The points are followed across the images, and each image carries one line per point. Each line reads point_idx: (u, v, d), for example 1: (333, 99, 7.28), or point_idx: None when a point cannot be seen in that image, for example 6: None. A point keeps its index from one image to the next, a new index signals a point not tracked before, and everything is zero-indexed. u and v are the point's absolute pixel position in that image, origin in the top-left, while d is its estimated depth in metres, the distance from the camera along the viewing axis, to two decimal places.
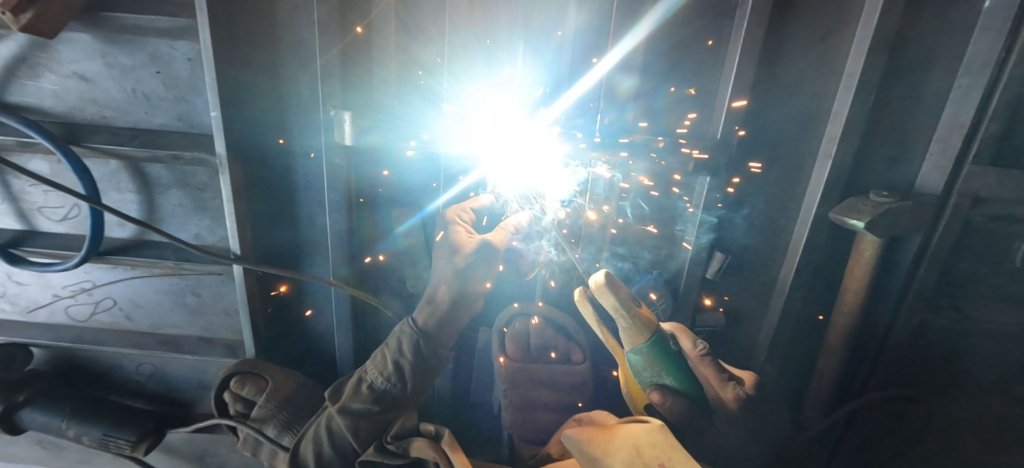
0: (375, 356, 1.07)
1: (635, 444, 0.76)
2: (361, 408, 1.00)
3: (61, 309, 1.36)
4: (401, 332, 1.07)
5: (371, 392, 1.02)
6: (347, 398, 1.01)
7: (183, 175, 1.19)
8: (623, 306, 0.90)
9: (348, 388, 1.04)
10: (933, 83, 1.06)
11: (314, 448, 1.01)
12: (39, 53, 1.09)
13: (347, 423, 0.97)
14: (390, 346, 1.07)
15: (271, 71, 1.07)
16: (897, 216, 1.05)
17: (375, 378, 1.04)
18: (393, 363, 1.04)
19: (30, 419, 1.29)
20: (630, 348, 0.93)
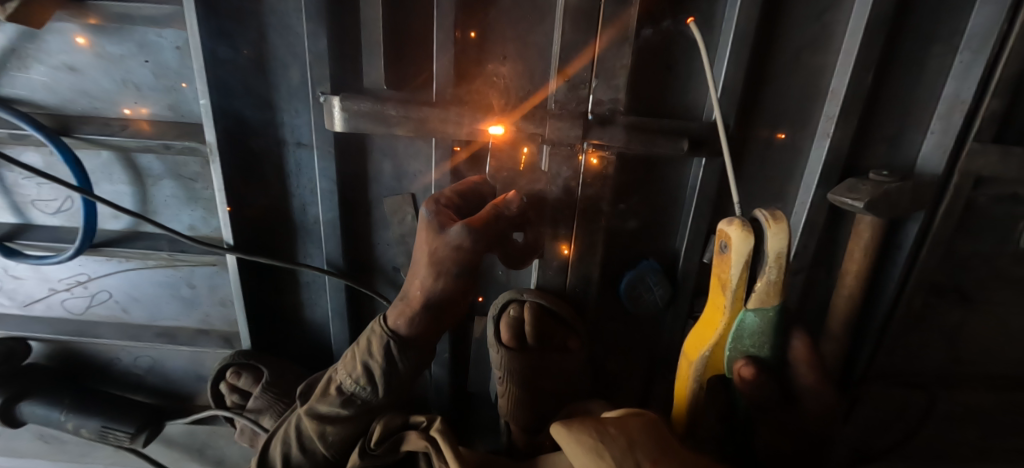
0: (347, 356, 1.05)
1: (628, 436, 0.73)
2: (330, 411, 1.00)
3: (58, 303, 1.36)
4: (372, 331, 1.02)
5: (338, 395, 1.01)
6: (317, 401, 1.02)
7: (174, 165, 1.19)
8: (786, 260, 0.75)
9: (318, 391, 1.04)
10: (932, 60, 1.03)
11: (281, 448, 1.02)
12: (28, 44, 1.06)
13: (315, 426, 0.99)
14: (359, 347, 1.03)
15: (260, 59, 1.06)
16: (896, 195, 1.03)
17: (344, 379, 1.02)
18: (359, 366, 1.00)
19: (28, 411, 1.29)
20: (752, 308, 0.83)
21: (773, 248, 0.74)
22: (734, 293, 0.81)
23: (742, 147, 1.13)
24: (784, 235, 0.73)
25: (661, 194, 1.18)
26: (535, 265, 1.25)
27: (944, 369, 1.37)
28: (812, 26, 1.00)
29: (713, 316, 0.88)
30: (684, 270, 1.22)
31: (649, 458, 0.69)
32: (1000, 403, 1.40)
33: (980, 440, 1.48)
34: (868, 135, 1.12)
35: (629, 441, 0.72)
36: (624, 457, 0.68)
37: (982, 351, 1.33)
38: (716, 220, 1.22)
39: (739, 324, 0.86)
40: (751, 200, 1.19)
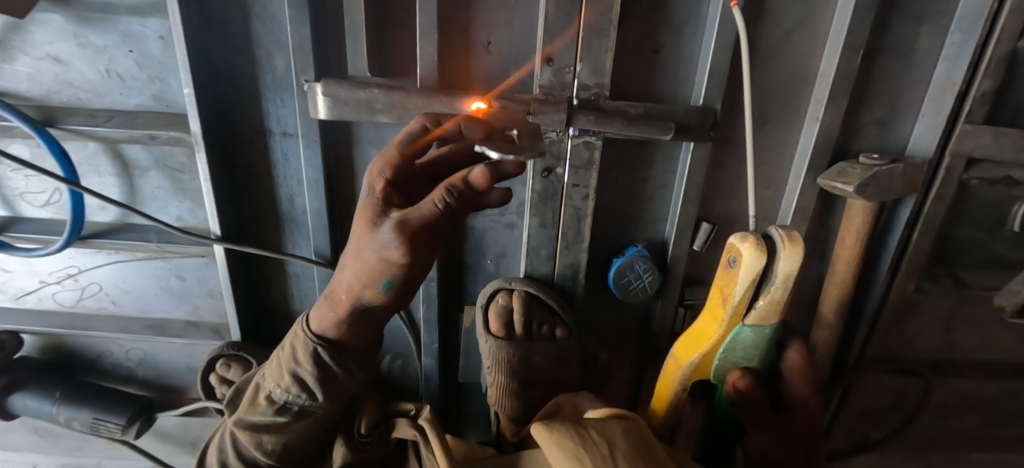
0: (274, 361, 0.93)
1: (606, 436, 0.72)
2: (263, 424, 0.88)
3: (49, 296, 1.36)
4: (298, 335, 0.89)
5: (268, 406, 0.89)
6: (247, 413, 0.90)
7: (161, 156, 1.19)
8: (794, 281, 0.81)
9: (247, 401, 0.92)
10: (923, 41, 1.01)
11: (217, 457, 0.92)
12: (13, 35, 1.07)
13: (250, 437, 0.87)
14: (286, 352, 0.90)
15: (245, 48, 1.06)
16: (888, 178, 1.02)
17: (274, 388, 0.89)
18: (287, 373, 0.88)
19: (20, 404, 1.31)
20: (749, 322, 0.87)
21: (783, 268, 0.79)
22: (737, 307, 0.84)
23: (730, 131, 1.11)
24: (796, 257, 0.79)
25: (647, 182, 1.17)
26: (523, 254, 1.24)
27: (939, 356, 1.35)
28: (802, 6, 0.98)
29: (709, 326, 0.90)
30: (674, 257, 1.22)
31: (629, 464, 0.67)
32: (996, 391, 1.38)
33: (974, 428, 1.47)
34: (859, 118, 1.11)
35: (610, 449, 0.69)
36: (601, 459, 0.67)
37: (977, 338, 1.32)
38: (706, 207, 1.21)
39: (733, 338, 0.90)
40: (741, 186, 1.18)
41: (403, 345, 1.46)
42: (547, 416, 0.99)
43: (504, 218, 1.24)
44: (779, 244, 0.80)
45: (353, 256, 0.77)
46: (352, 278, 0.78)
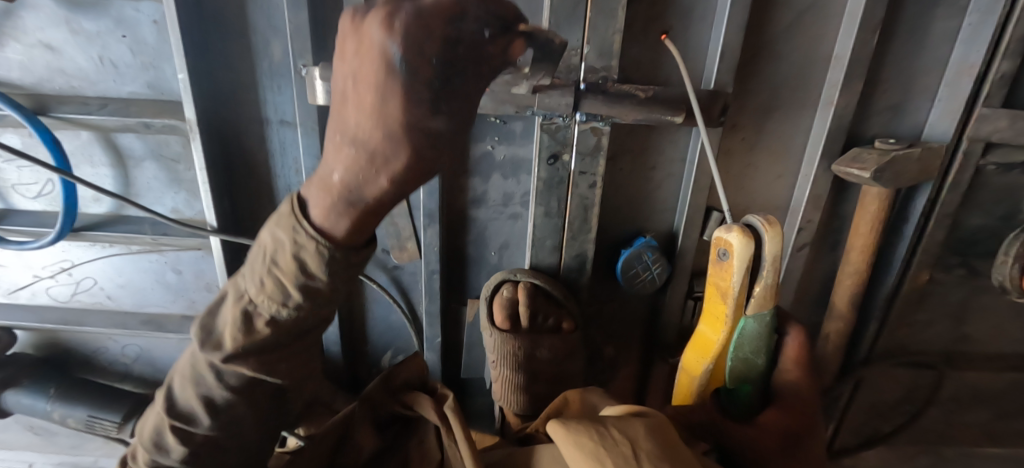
0: (261, 279, 0.62)
1: (630, 438, 0.57)
2: (282, 346, 0.68)
3: (42, 291, 1.34)
4: (296, 241, 0.57)
5: (274, 331, 0.64)
6: (241, 339, 0.64)
7: (155, 146, 1.16)
8: (783, 262, 0.73)
9: (234, 326, 0.64)
10: (940, 23, 0.98)
11: (195, 392, 0.69)
12: (3, 20, 1.03)
13: (249, 370, 0.66)
14: (285, 268, 0.59)
15: (241, 33, 1.02)
16: (905, 163, 0.99)
17: (272, 307, 0.62)
18: (299, 294, 0.60)
19: (13, 401, 1.29)
20: (750, 313, 0.78)
21: (769, 252, 0.72)
22: (737, 301, 0.76)
23: (740, 117, 1.08)
24: (779, 239, 0.72)
25: (655, 170, 1.14)
26: (527, 245, 1.21)
27: (952, 349, 1.32)
28: None
29: (712, 325, 0.82)
30: (682, 248, 1.19)
31: None
32: (1010, 384, 1.35)
33: (987, 423, 1.43)
34: (873, 103, 1.07)
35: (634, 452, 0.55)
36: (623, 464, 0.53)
37: (991, 330, 1.29)
38: (715, 196, 1.18)
39: (738, 333, 0.80)
40: (751, 174, 1.15)
41: (404, 340, 1.43)
42: (553, 413, 0.96)
43: (508, 209, 1.20)
44: (759, 228, 0.74)
45: (359, 149, 0.43)
46: (366, 172, 0.45)
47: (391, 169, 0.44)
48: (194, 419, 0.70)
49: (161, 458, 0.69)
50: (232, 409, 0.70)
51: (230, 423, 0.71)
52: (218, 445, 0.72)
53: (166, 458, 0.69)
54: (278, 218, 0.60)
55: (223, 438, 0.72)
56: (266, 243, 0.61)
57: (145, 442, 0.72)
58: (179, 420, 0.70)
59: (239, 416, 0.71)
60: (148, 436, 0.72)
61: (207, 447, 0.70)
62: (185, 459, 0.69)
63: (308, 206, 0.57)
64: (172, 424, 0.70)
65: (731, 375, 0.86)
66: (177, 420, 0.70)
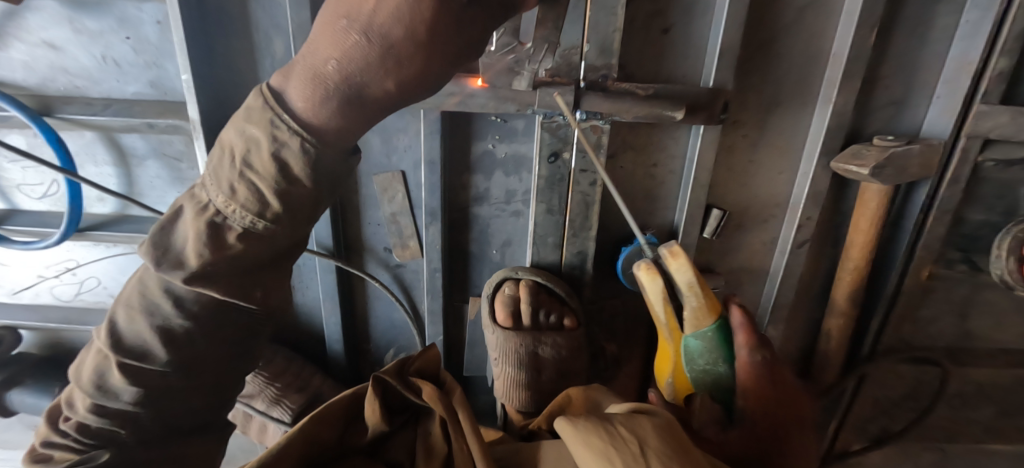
0: (231, 186, 0.54)
1: (638, 437, 0.57)
2: (254, 270, 0.61)
3: (46, 290, 1.34)
4: (276, 137, 0.52)
5: (245, 248, 0.57)
6: (206, 256, 0.55)
7: (159, 145, 1.17)
8: (698, 284, 0.76)
9: (198, 240, 0.55)
10: (940, 19, 0.98)
11: (148, 323, 0.62)
12: (7, 22, 1.04)
13: (217, 293, 0.58)
14: (263, 171, 0.53)
15: (244, 33, 1.03)
16: (905, 160, 0.99)
17: (238, 216, 0.55)
18: (279, 202, 0.54)
19: (18, 400, 1.30)
20: (690, 332, 0.83)
21: (679, 280, 0.78)
22: (666, 321, 0.86)
23: (740, 114, 1.08)
24: (687, 267, 0.77)
25: (657, 167, 1.15)
26: (529, 242, 1.21)
27: (954, 345, 1.33)
28: None
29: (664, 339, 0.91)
30: (683, 245, 1.19)
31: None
32: (1013, 380, 1.35)
33: (991, 419, 1.43)
34: (873, 100, 1.07)
35: (642, 447, 0.55)
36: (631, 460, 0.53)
37: (992, 325, 1.29)
38: (716, 193, 1.18)
39: (683, 350, 0.86)
40: (752, 171, 1.15)
41: (406, 338, 1.44)
42: (557, 411, 0.97)
43: (509, 207, 1.21)
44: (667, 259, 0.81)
45: (373, 42, 0.45)
46: (371, 66, 0.47)
47: (400, 73, 0.48)
48: (145, 354, 0.63)
49: (109, 402, 0.63)
50: (193, 344, 0.64)
51: (189, 362, 0.64)
52: (174, 387, 0.65)
53: (114, 401, 0.63)
54: (246, 114, 0.54)
55: (179, 380, 0.65)
56: (235, 144, 0.55)
57: (86, 384, 0.65)
58: (128, 356, 0.63)
59: (200, 354, 0.65)
60: (88, 378, 0.65)
61: (158, 392, 0.64)
62: (137, 402, 0.64)
63: (286, 96, 0.53)
64: (121, 361, 0.62)
65: (698, 385, 0.87)
66: (129, 356, 0.63)
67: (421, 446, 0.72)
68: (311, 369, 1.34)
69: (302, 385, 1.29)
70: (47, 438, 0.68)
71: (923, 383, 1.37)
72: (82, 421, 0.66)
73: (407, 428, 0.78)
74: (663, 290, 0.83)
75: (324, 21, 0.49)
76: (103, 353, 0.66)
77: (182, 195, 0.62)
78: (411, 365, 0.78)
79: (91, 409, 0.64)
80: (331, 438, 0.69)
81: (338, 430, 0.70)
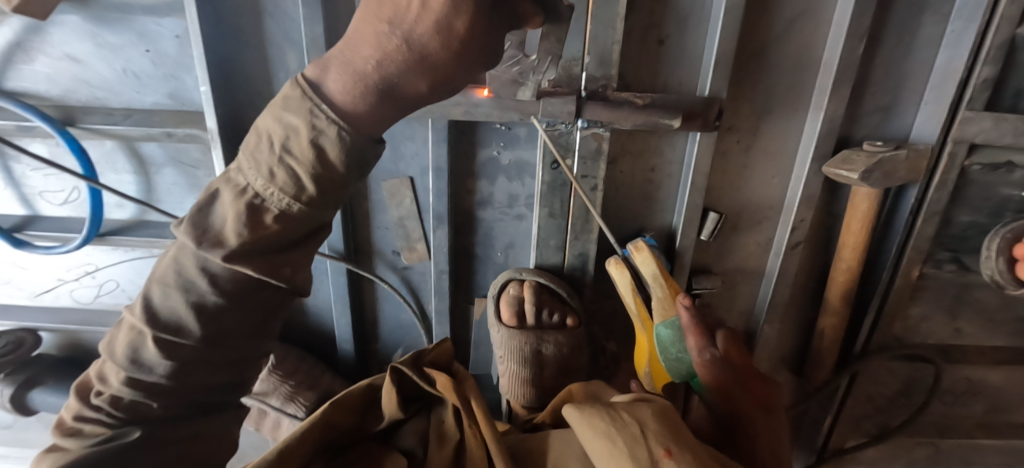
0: (270, 170, 0.56)
1: (638, 420, 0.62)
2: (286, 252, 0.63)
3: (66, 293, 1.39)
4: (314, 125, 0.54)
5: (281, 229, 0.59)
6: (246, 235, 0.57)
7: (176, 153, 1.22)
8: (660, 273, 0.97)
9: (238, 220, 0.56)
10: (925, 29, 1.02)
11: (184, 300, 0.61)
12: (32, 36, 1.09)
13: (252, 271, 0.59)
14: (301, 157, 0.54)
15: (259, 46, 1.08)
16: (892, 164, 1.04)
17: (275, 197, 0.56)
18: (315, 186, 0.56)
19: (39, 399, 1.35)
20: (660, 320, 0.96)
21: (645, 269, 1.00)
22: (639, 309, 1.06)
23: (735, 121, 1.13)
24: (649, 258, 1.00)
25: (655, 172, 1.19)
26: (532, 245, 1.26)
27: (945, 342, 1.36)
28: None
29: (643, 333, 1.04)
30: (681, 246, 1.24)
31: (664, 446, 0.58)
32: (1003, 375, 1.39)
33: (983, 414, 1.47)
34: (863, 106, 1.11)
35: (640, 427, 0.61)
36: (629, 439, 0.59)
37: (983, 322, 1.32)
38: (712, 197, 1.23)
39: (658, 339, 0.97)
40: (747, 175, 1.19)
41: (413, 338, 1.48)
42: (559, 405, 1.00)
43: (513, 211, 1.25)
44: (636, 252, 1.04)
45: (409, 48, 0.50)
46: (405, 68, 0.52)
47: (431, 74, 0.53)
48: (181, 329, 0.62)
49: (144, 375, 0.62)
50: (228, 318, 0.65)
51: (222, 335, 0.65)
52: (207, 359, 0.66)
53: (150, 375, 0.63)
54: (283, 101, 0.56)
55: (212, 352, 0.66)
56: (272, 130, 0.56)
57: (119, 357, 0.64)
58: (165, 331, 0.62)
59: (232, 328, 0.66)
60: (122, 354, 0.63)
61: (193, 364, 0.64)
62: (173, 374, 0.63)
63: (323, 87, 0.55)
64: (158, 335, 0.61)
65: (675, 375, 0.95)
66: (164, 331, 0.62)
67: (434, 434, 0.77)
68: (322, 367, 1.39)
69: (312, 384, 1.34)
70: (75, 414, 0.65)
71: (915, 379, 1.41)
72: (114, 395, 0.64)
73: (420, 415, 0.84)
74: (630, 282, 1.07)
75: (362, 21, 0.53)
76: (136, 328, 0.64)
77: (218, 177, 0.62)
78: (426, 358, 0.83)
79: (127, 383, 0.63)
80: (351, 423, 0.75)
81: (359, 415, 0.77)
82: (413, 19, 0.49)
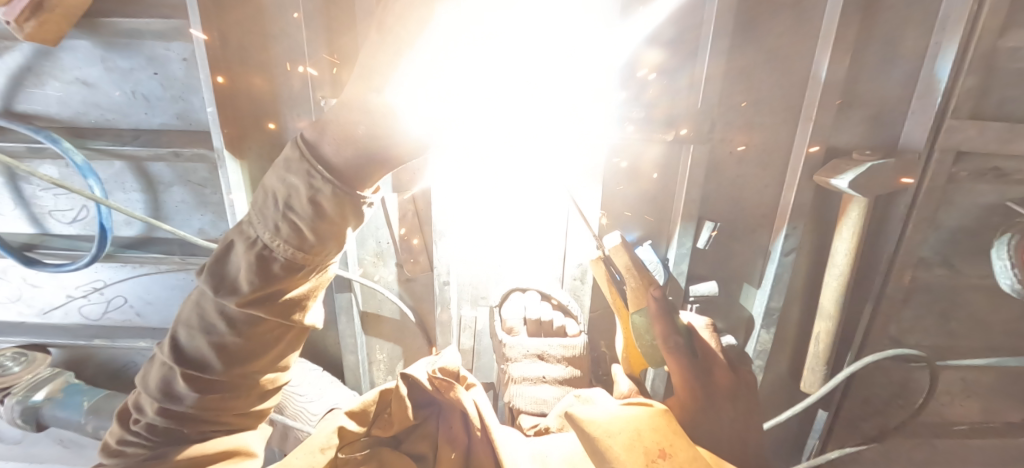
0: (276, 224, 0.60)
1: (635, 427, 0.68)
2: (294, 295, 0.66)
3: (75, 309, 1.43)
4: (312, 185, 0.58)
5: (287, 276, 0.63)
6: (257, 285, 0.61)
7: (183, 172, 1.25)
8: (632, 265, 1.00)
9: (248, 271, 0.60)
10: (908, 43, 1.02)
11: (206, 340, 0.65)
12: (43, 61, 1.13)
13: (266, 314, 0.63)
14: (302, 213, 0.59)
15: (263, 68, 1.11)
16: (881, 173, 1.02)
17: (278, 247, 0.60)
18: (317, 236, 0.60)
19: (50, 415, 1.37)
20: (635, 310, 0.97)
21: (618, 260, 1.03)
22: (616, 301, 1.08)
23: (726, 133, 1.16)
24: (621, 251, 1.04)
25: (652, 185, 1.23)
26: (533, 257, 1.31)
27: (939, 344, 1.36)
28: (791, 11, 1.02)
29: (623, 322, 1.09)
30: (677, 255, 1.27)
31: (659, 449, 0.65)
32: (998, 376, 1.39)
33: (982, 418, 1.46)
34: (849, 115, 1.10)
35: (638, 431, 0.67)
36: (630, 442, 0.65)
37: (975, 326, 1.33)
38: (707, 206, 1.25)
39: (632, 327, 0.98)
40: (739, 185, 1.22)
41: (417, 347, 1.52)
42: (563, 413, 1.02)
43: None
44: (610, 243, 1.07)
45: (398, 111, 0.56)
46: (396, 130, 0.58)
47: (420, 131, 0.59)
48: (204, 365, 0.66)
49: (174, 405, 0.67)
50: (244, 357, 0.67)
51: (240, 371, 0.68)
52: (228, 391, 0.69)
53: (179, 405, 0.67)
54: (284, 163, 0.60)
55: (233, 384, 0.69)
56: (276, 189, 0.60)
57: (151, 391, 0.68)
58: (190, 367, 0.66)
59: (251, 364, 0.68)
60: (153, 387, 0.68)
61: (216, 396, 0.68)
62: (199, 405, 0.67)
63: (320, 150, 0.60)
64: (184, 371, 0.66)
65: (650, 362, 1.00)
66: (190, 367, 0.66)
67: (444, 437, 0.80)
68: (327, 378, 1.41)
69: (315, 396, 1.35)
70: (120, 437, 0.71)
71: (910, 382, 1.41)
72: (150, 423, 0.69)
73: (431, 420, 0.85)
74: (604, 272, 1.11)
75: (352, 85, 0.57)
76: (166, 363, 0.68)
77: (230, 230, 0.66)
78: (436, 367, 0.83)
79: (159, 412, 0.67)
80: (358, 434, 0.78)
81: (367, 424, 0.80)
82: (400, 87, 0.54)
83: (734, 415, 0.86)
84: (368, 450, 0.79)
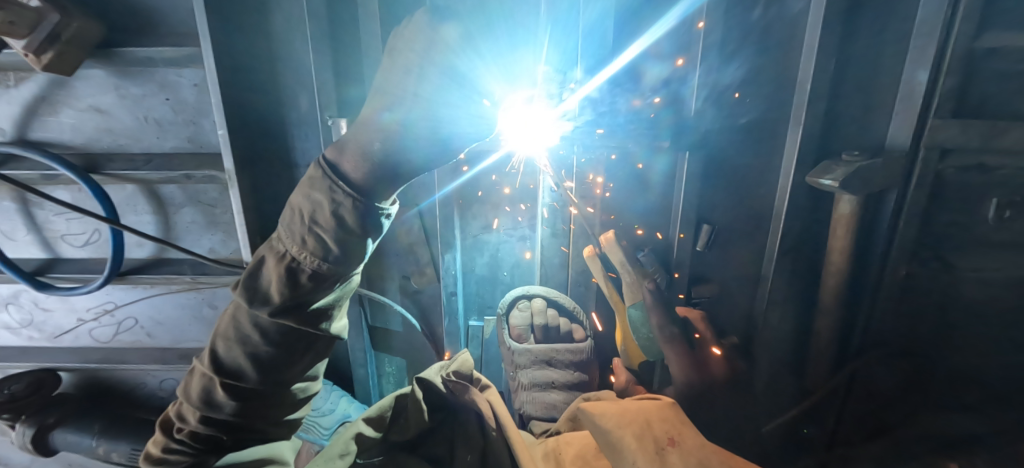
0: (302, 237, 0.63)
1: (645, 418, 0.71)
2: (321, 304, 0.69)
3: (86, 333, 1.45)
4: (334, 199, 0.61)
5: (313, 287, 0.65)
6: (287, 294, 0.64)
7: (195, 193, 1.29)
8: (627, 260, 1.08)
9: (278, 281, 0.63)
10: (890, 48, 1.04)
11: (242, 350, 0.68)
12: (59, 90, 1.17)
13: (295, 322, 0.66)
14: (326, 226, 0.62)
15: (272, 90, 1.15)
16: (869, 173, 1.04)
17: (305, 259, 0.63)
18: (339, 247, 0.63)
19: (60, 438, 1.38)
20: (630, 304, 1.08)
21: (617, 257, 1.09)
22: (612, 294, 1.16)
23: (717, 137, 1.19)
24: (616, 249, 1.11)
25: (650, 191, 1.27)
26: (538, 266, 1.39)
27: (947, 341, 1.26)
28: (773, 23, 1.07)
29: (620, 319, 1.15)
30: (678, 259, 1.32)
31: (668, 438, 0.67)
32: None
33: None
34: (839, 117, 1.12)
35: (647, 421, 0.70)
36: (639, 433, 0.68)
37: None
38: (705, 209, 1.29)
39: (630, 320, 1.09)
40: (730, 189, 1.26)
41: (426, 358, 1.53)
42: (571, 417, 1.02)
43: (518, 232, 1.34)
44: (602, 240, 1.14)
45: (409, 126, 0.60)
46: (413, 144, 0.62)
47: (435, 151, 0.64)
48: (240, 374, 0.68)
49: (214, 414, 0.69)
50: (279, 365, 0.70)
51: (275, 379, 0.70)
52: (264, 398, 0.71)
53: (219, 413, 0.69)
54: (308, 182, 0.64)
55: (268, 392, 0.71)
56: (302, 205, 0.63)
57: (193, 400, 0.69)
58: (227, 376, 0.68)
59: (285, 371, 0.71)
60: (195, 396, 0.70)
61: (254, 404, 0.70)
62: (238, 413, 0.69)
63: (341, 168, 0.64)
64: (223, 380, 0.68)
65: (647, 352, 1.08)
66: (229, 376, 0.68)
67: (460, 438, 0.83)
68: (338, 392, 1.42)
69: (327, 411, 1.36)
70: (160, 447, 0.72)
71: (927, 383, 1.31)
72: (192, 431, 0.70)
73: (445, 424, 0.88)
74: (599, 266, 1.18)
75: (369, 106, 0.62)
76: (205, 374, 0.70)
77: (260, 247, 0.69)
78: (450, 371, 0.91)
79: (200, 420, 0.69)
80: (375, 440, 0.81)
81: (385, 428, 0.83)
82: (411, 106, 0.58)
83: (734, 404, 0.84)
84: (385, 456, 0.80)
